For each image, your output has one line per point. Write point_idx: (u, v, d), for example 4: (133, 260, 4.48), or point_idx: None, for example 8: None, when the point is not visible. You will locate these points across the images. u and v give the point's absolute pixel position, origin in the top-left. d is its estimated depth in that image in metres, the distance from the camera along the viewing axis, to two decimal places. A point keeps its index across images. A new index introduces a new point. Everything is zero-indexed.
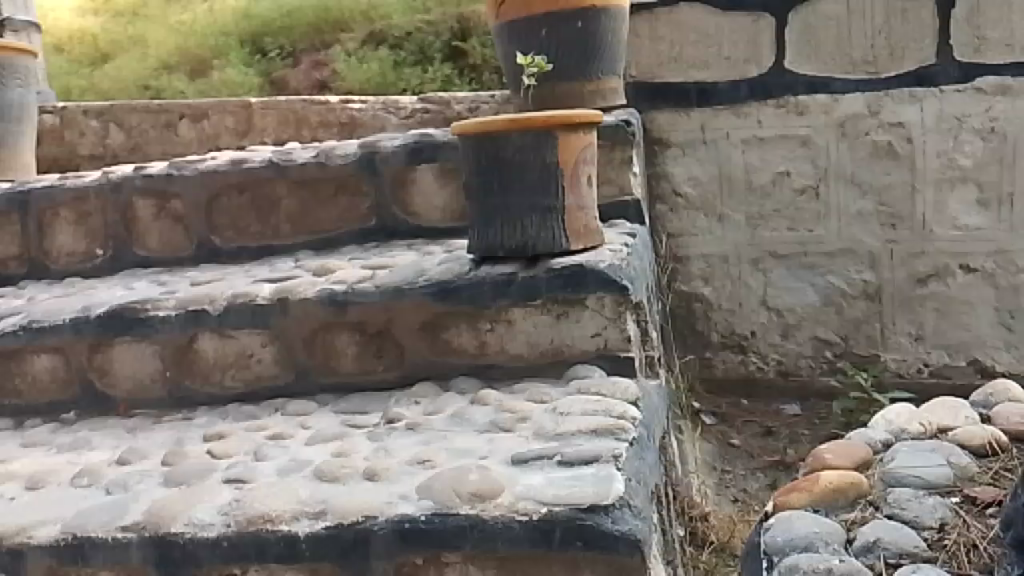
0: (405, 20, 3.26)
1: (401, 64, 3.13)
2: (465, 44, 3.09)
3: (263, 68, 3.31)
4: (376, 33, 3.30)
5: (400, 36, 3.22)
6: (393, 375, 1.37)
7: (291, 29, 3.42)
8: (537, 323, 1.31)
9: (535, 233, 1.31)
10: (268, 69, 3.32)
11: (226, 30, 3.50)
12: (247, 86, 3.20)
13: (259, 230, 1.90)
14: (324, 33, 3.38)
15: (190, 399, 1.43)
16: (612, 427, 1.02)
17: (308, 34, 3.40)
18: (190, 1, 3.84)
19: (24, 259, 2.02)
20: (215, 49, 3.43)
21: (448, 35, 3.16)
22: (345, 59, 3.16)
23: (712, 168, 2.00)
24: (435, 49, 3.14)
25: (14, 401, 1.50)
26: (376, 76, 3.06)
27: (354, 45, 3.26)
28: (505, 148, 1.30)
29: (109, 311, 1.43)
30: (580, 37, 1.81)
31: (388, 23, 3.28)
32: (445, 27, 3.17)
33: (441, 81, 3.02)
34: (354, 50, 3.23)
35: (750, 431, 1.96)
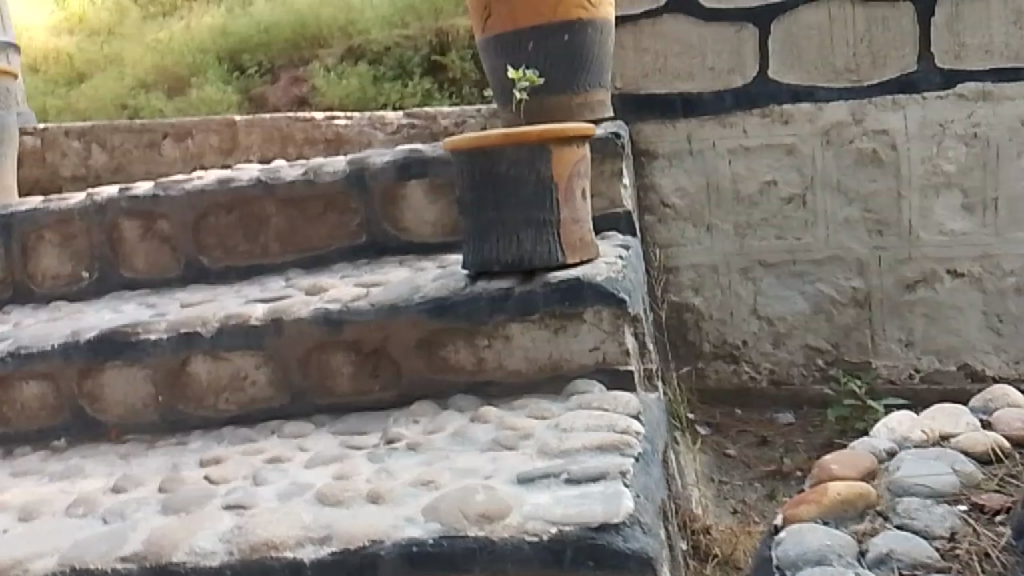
0: (383, 35, 3.25)
1: (381, 79, 3.12)
2: (445, 58, 3.08)
3: (242, 85, 3.31)
4: (354, 49, 3.29)
5: (379, 51, 3.21)
6: (390, 394, 1.36)
7: (268, 46, 3.41)
8: (535, 338, 1.30)
9: (531, 248, 1.31)
10: (247, 86, 3.32)
11: (204, 47, 3.48)
12: (226, 103, 3.19)
13: (248, 249, 1.88)
14: (302, 49, 3.39)
15: (183, 423, 1.41)
16: (617, 443, 1.02)
17: (286, 50, 3.40)
18: (166, 19, 3.82)
19: (8, 283, 1.99)
20: (192, 67, 3.42)
21: (427, 50, 3.16)
22: (325, 75, 3.16)
23: (700, 178, 2.01)
24: (415, 63, 3.13)
25: (3, 429, 1.47)
26: (355, 92, 3.06)
27: (333, 61, 3.26)
28: (498, 162, 1.29)
29: (99, 335, 1.41)
30: (567, 50, 1.80)
31: (366, 39, 3.27)
32: (424, 42, 3.16)
33: (421, 95, 3.02)
34: (333, 66, 3.23)
35: (744, 440, 1.94)
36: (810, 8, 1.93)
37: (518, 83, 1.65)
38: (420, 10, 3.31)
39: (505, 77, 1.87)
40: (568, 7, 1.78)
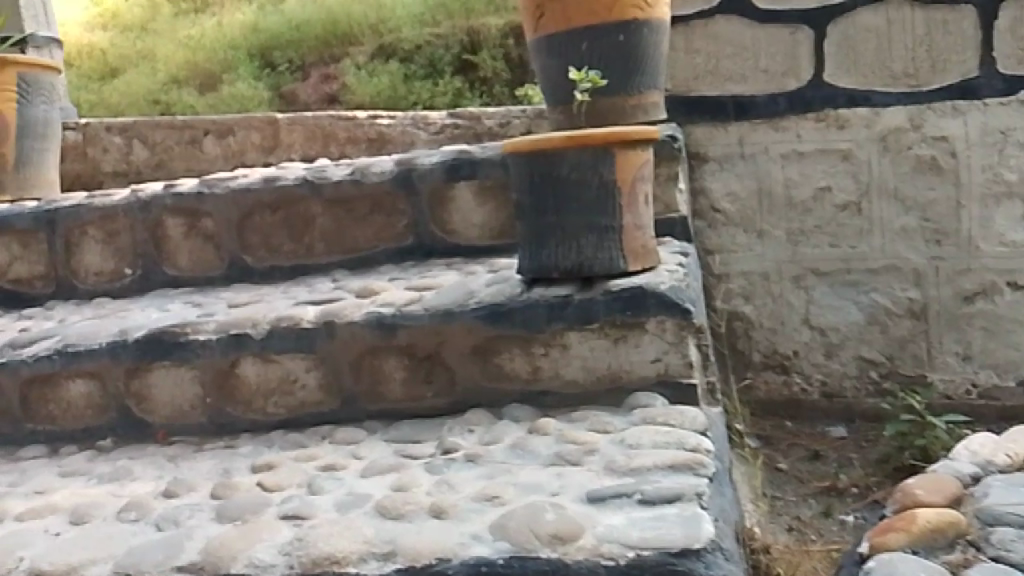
0: (414, 33, 3.21)
1: (411, 78, 3.10)
2: (476, 57, 3.05)
3: (272, 82, 3.32)
4: (384, 47, 3.26)
5: (410, 49, 3.18)
6: (443, 401, 1.32)
7: (299, 43, 3.40)
8: (594, 347, 1.25)
9: (592, 254, 1.26)
10: (278, 83, 3.33)
11: (235, 44, 3.46)
12: (258, 101, 3.20)
13: (293, 248, 1.85)
14: (332, 47, 3.37)
15: (232, 425, 1.38)
16: (690, 461, 0.98)
17: (316, 48, 3.38)
18: (199, 15, 3.81)
19: (51, 279, 1.98)
20: (224, 64, 3.41)
21: (458, 49, 3.13)
22: (356, 73, 3.14)
23: (751, 182, 1.96)
24: (445, 62, 3.11)
25: (50, 427, 1.45)
26: (386, 90, 3.05)
27: (364, 59, 3.24)
28: (560, 166, 1.24)
29: (148, 334, 1.39)
30: (621, 50, 1.76)
31: (397, 37, 3.23)
32: (455, 40, 3.14)
33: (452, 94, 3.01)
34: (363, 64, 3.20)
35: (796, 454, 1.89)
36: (868, 9, 1.86)
37: (581, 84, 1.61)
38: (451, 8, 3.27)
39: (555, 77, 1.83)
40: (624, 6, 1.74)
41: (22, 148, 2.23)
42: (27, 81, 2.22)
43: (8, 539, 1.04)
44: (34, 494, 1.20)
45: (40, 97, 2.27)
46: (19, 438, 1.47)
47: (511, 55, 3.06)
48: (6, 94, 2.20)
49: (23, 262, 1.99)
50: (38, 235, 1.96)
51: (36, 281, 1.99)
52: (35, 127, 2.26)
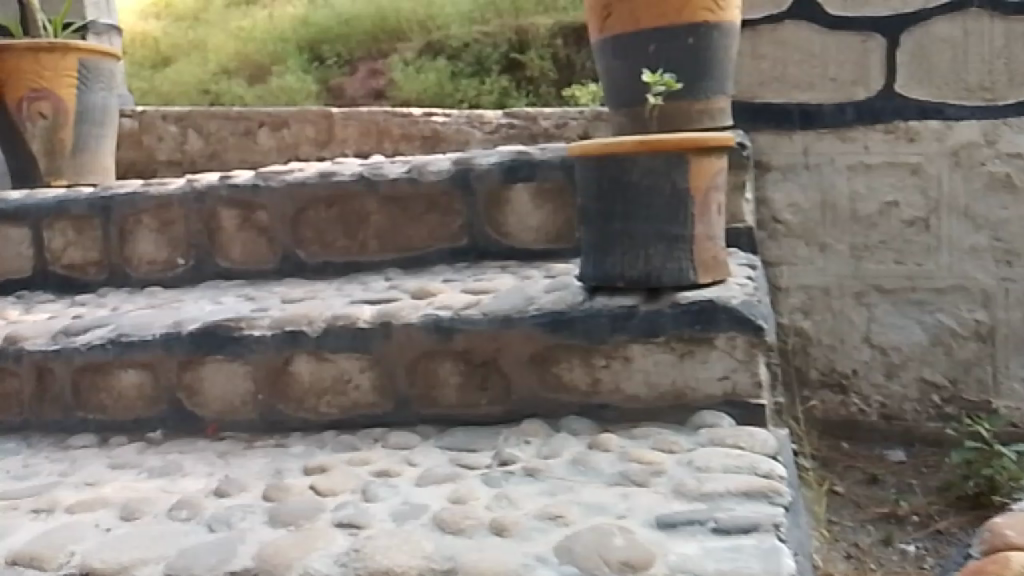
0: (462, 30, 3.20)
1: (458, 75, 3.08)
2: (524, 57, 3.03)
3: (320, 75, 3.30)
4: (432, 44, 3.23)
5: (458, 47, 3.16)
6: (497, 409, 1.28)
7: (348, 37, 3.39)
8: (658, 361, 1.21)
9: (660, 264, 1.20)
10: (325, 76, 3.31)
11: (285, 37, 3.45)
12: (305, 93, 3.19)
13: (346, 245, 1.83)
14: (381, 42, 3.35)
15: (282, 424, 1.36)
16: (766, 489, 0.93)
17: (365, 43, 3.36)
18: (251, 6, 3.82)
19: (104, 266, 1.98)
20: (273, 56, 3.41)
21: (506, 47, 3.10)
22: (402, 69, 3.12)
23: (815, 194, 1.89)
24: (493, 61, 3.08)
25: (100, 417, 1.44)
26: (432, 87, 3.03)
27: (411, 55, 3.21)
28: (630, 171, 1.19)
29: (203, 327, 1.37)
30: (689, 54, 1.70)
31: (445, 34, 3.22)
32: (503, 39, 3.11)
33: (498, 93, 2.99)
34: (411, 60, 3.19)
35: (853, 478, 1.83)
36: (945, 19, 1.80)
37: (653, 88, 1.52)
38: (500, 7, 3.25)
39: (619, 80, 1.78)
40: (695, 9, 1.69)
41: (80, 134, 2.24)
42: (88, 68, 2.24)
43: (59, 533, 1.02)
44: (84, 485, 1.18)
45: (99, 84, 2.27)
46: (69, 426, 1.46)
47: (560, 55, 3.03)
48: (68, 80, 2.21)
49: (77, 248, 1.99)
50: (94, 222, 1.96)
51: (88, 267, 1.99)
52: (94, 114, 2.26)
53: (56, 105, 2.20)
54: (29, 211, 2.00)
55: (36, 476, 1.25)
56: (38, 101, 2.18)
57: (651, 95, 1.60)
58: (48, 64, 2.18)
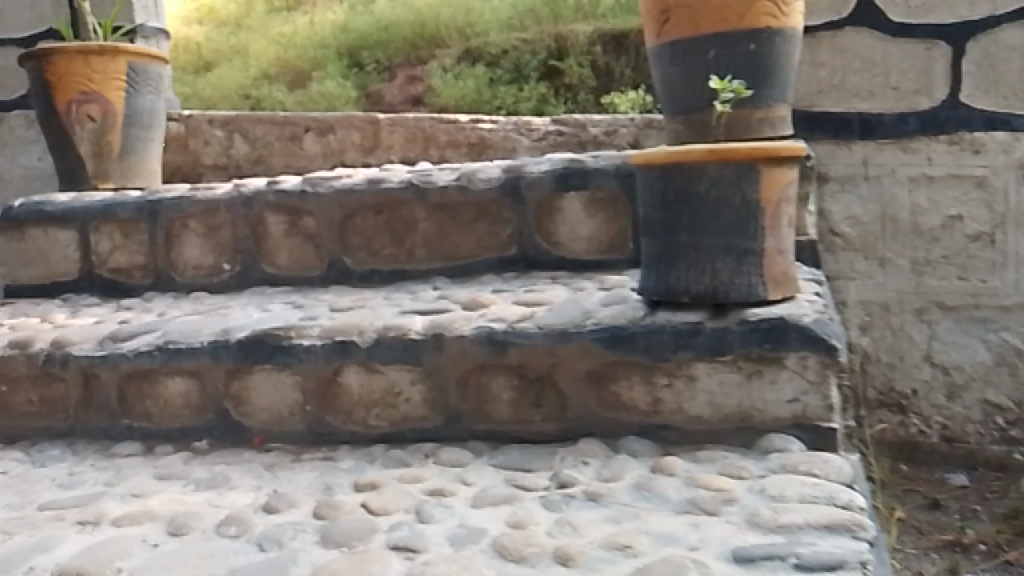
0: (501, 37, 3.16)
1: (496, 82, 3.05)
2: (563, 64, 2.98)
3: (359, 81, 3.29)
4: (471, 50, 3.20)
5: (497, 53, 3.13)
6: (551, 427, 1.23)
7: (387, 43, 3.38)
8: (724, 381, 1.15)
9: (728, 279, 1.15)
10: (364, 83, 3.30)
11: (325, 43, 3.45)
12: (344, 99, 3.18)
13: (393, 253, 1.80)
14: (420, 49, 3.35)
15: (331, 436, 1.32)
16: (848, 523, 0.88)
17: (404, 49, 3.36)
18: (291, 12, 3.81)
19: (150, 270, 1.96)
20: (314, 62, 3.41)
21: (545, 54, 3.06)
22: (442, 75, 3.10)
23: (875, 207, 1.85)
24: (532, 68, 3.05)
25: (145, 425, 1.42)
26: (471, 94, 3.01)
27: (450, 62, 3.18)
28: (698, 182, 1.14)
29: (252, 336, 1.34)
30: (751, 60, 1.65)
31: (484, 41, 3.19)
32: (542, 45, 3.07)
33: (536, 100, 2.96)
34: (450, 66, 3.15)
35: (914, 502, 1.77)
36: (1012, 27, 1.76)
37: (721, 95, 1.43)
38: (540, 14, 3.20)
39: (676, 86, 1.72)
40: (758, 14, 1.64)
41: (128, 137, 2.23)
42: (137, 71, 2.24)
43: (105, 547, 0.99)
44: (130, 497, 1.16)
45: (148, 87, 2.27)
46: (115, 433, 1.43)
47: (599, 62, 2.97)
48: (117, 83, 2.21)
49: (123, 252, 1.98)
50: (140, 226, 1.95)
51: (134, 271, 1.98)
52: (141, 117, 2.26)
53: (105, 109, 2.19)
54: (77, 214, 2.00)
55: (81, 485, 1.23)
56: (87, 104, 2.18)
57: (720, 102, 1.56)
58: (97, 68, 2.17)
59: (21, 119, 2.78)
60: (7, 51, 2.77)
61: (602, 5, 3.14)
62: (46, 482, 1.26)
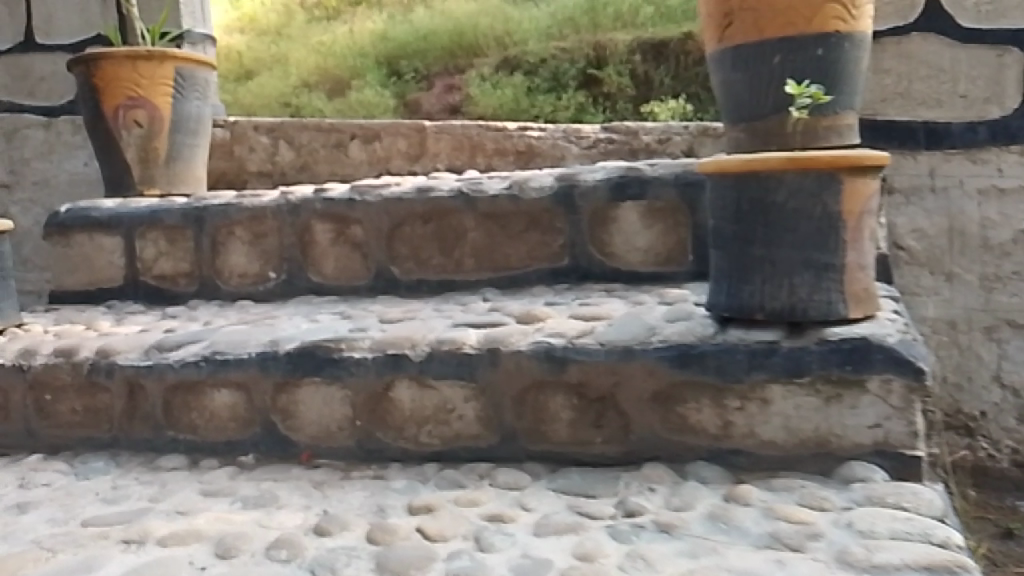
0: (539, 46, 3.15)
1: (534, 91, 3.04)
2: (602, 72, 2.97)
3: (398, 90, 3.25)
4: (509, 59, 3.18)
5: (535, 62, 3.11)
6: (614, 449, 1.17)
7: (425, 53, 3.35)
8: (800, 405, 1.09)
9: (806, 295, 1.08)
10: (403, 91, 3.25)
11: (364, 51, 3.42)
12: (383, 108, 3.15)
13: (441, 262, 1.75)
14: (458, 58, 3.31)
15: (381, 453, 1.27)
16: (949, 564, 0.81)
17: (442, 58, 3.32)
18: (331, 20, 3.75)
19: (195, 278, 1.94)
20: (353, 70, 3.38)
21: (584, 62, 3.05)
22: (480, 84, 3.08)
23: (942, 219, 1.79)
24: (570, 76, 3.04)
25: (190, 437, 1.38)
26: (509, 103, 2.98)
27: (489, 70, 3.16)
28: (775, 192, 1.07)
29: (301, 347, 1.30)
30: (819, 66, 1.59)
31: (523, 50, 3.18)
32: (581, 54, 3.05)
33: (574, 109, 2.95)
34: (488, 75, 3.13)
35: (986, 531, 1.67)
36: None
37: (798, 102, 1.34)
38: (579, 23, 3.21)
39: (737, 93, 1.66)
40: (826, 18, 1.57)
41: (175, 143, 2.22)
42: (184, 76, 2.22)
43: (151, 569, 0.95)
44: (176, 514, 1.12)
45: (194, 93, 2.25)
46: (160, 446, 1.40)
47: (638, 71, 2.94)
48: (164, 88, 2.19)
49: (168, 259, 1.95)
50: (186, 232, 1.93)
51: (179, 278, 1.95)
52: (188, 123, 2.24)
53: (152, 114, 2.17)
54: (122, 220, 1.98)
55: (126, 500, 1.19)
56: (134, 109, 2.16)
57: (796, 109, 1.45)
58: (145, 73, 2.16)
59: (68, 125, 2.79)
60: (55, 57, 2.78)
61: (642, 14, 3.12)
62: (91, 496, 1.22)
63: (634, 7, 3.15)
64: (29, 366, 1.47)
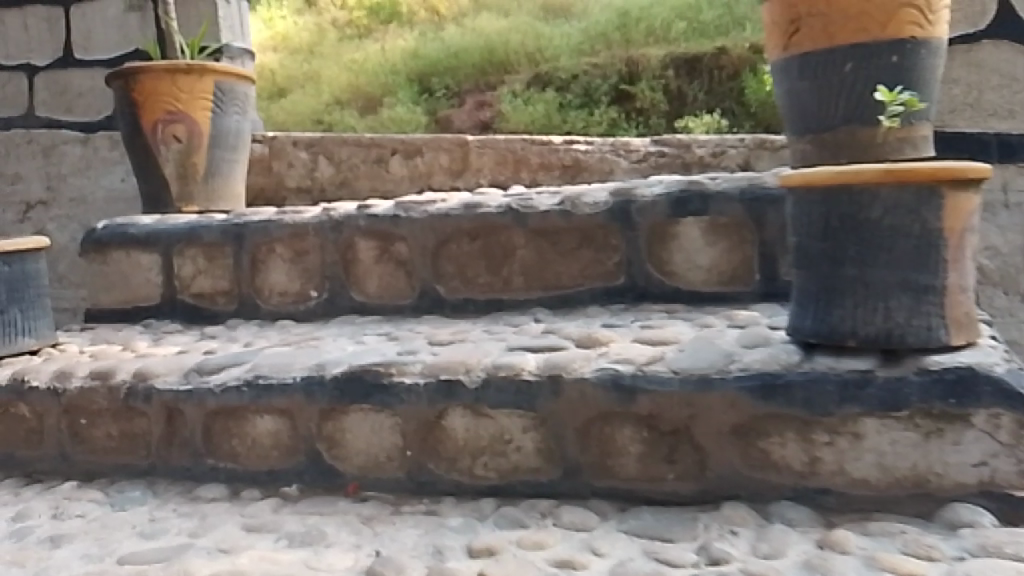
0: (571, 62, 3.13)
1: (566, 107, 3.01)
2: (634, 87, 2.99)
3: (429, 107, 3.19)
4: (541, 76, 3.13)
5: (566, 78, 3.08)
6: (688, 487, 1.08)
7: (456, 70, 3.26)
8: (895, 440, 0.99)
9: (903, 320, 0.99)
10: (434, 109, 3.20)
11: (395, 68, 3.33)
12: (414, 124, 3.08)
13: (489, 281, 1.67)
14: (489, 75, 3.24)
15: (432, 486, 1.19)
16: None
17: (473, 75, 3.25)
18: (360, 38, 3.56)
19: (234, 296, 1.88)
20: (385, 88, 3.29)
21: (616, 78, 3.04)
22: (511, 100, 3.01)
23: (1018, 237, 1.73)
24: (601, 92, 3.02)
25: (231, 466, 1.31)
26: (541, 118, 2.94)
27: (519, 87, 3.10)
28: (870, 207, 0.99)
29: (348, 372, 1.22)
30: (893, 73, 1.50)
31: (554, 66, 3.14)
32: (613, 70, 3.05)
33: (607, 124, 2.94)
34: (520, 91, 3.07)
35: None
36: None
37: (891, 108, 1.23)
38: (610, 38, 3.21)
39: (802, 103, 1.57)
40: (902, 22, 1.48)
41: (213, 158, 2.17)
42: (224, 90, 2.17)
43: None
44: (217, 552, 1.04)
45: (234, 107, 2.20)
46: (199, 474, 1.33)
47: (671, 86, 2.97)
48: (203, 102, 2.14)
49: (207, 277, 1.89)
50: (225, 249, 1.87)
51: (217, 296, 1.89)
52: (228, 138, 2.19)
53: (191, 128, 2.13)
54: (160, 237, 1.92)
55: (165, 535, 1.12)
56: (173, 124, 2.11)
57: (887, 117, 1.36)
58: (184, 86, 2.11)
59: (106, 141, 2.76)
60: (94, 72, 2.76)
61: (675, 29, 3.12)
62: (127, 529, 1.15)
63: (666, 22, 3.16)
64: (64, 390, 1.41)
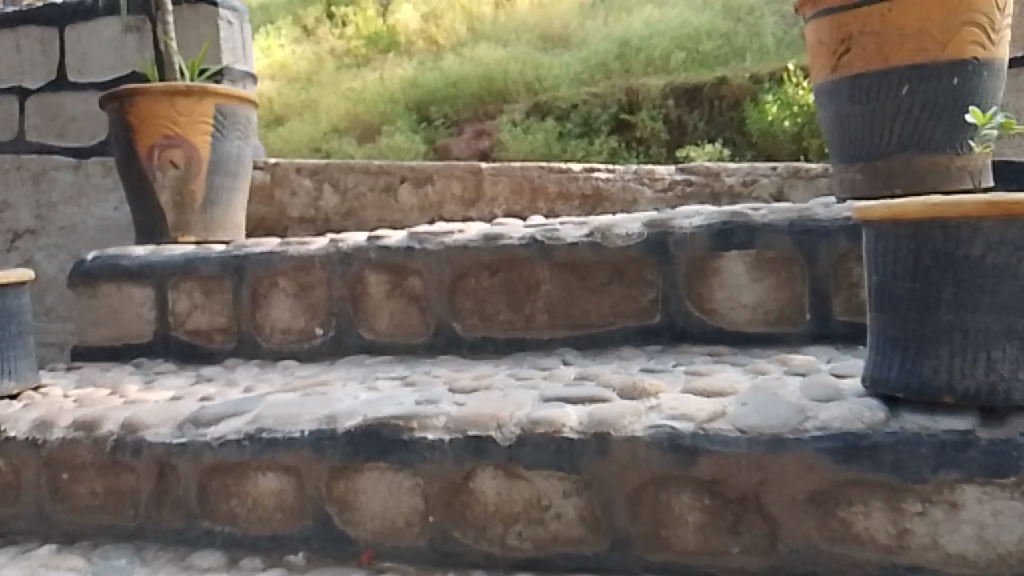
0: (570, 91, 3.03)
1: (566, 136, 2.90)
2: (635, 117, 2.90)
3: (426, 136, 3.06)
4: (540, 105, 3.03)
5: (566, 108, 2.98)
6: (755, 563, 0.94)
7: (455, 98, 3.14)
8: (1001, 511, 0.85)
9: (1009, 372, 0.86)
10: (432, 138, 3.07)
11: (394, 96, 3.19)
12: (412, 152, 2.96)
13: (510, 318, 1.53)
14: (487, 104, 3.12)
15: (458, 557, 1.05)
16: None
17: (472, 104, 3.13)
18: (359, 66, 3.44)
19: (233, 334, 1.74)
20: (383, 116, 3.15)
21: (616, 107, 2.96)
22: (511, 129, 2.90)
23: None
24: (602, 121, 2.93)
25: (229, 529, 1.17)
26: (541, 147, 2.84)
27: (520, 116, 2.99)
28: (970, 244, 0.87)
29: (363, 426, 1.08)
30: (954, 97, 1.38)
31: (554, 95, 3.04)
32: (613, 99, 2.96)
33: (607, 153, 2.84)
34: (519, 120, 2.96)
35: None
36: None
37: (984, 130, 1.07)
38: (611, 68, 3.10)
39: (851, 128, 1.45)
40: (963, 43, 1.37)
41: (213, 186, 2.04)
42: (225, 114, 2.04)
43: None
44: None
45: (236, 132, 2.08)
46: (193, 538, 1.19)
47: (672, 116, 2.91)
48: (202, 127, 2.01)
49: (204, 312, 1.76)
50: (224, 283, 1.73)
51: (213, 334, 1.76)
52: (228, 165, 2.07)
53: (190, 154, 2.00)
54: (154, 270, 1.79)
55: None
56: (170, 149, 1.99)
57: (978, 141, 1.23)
58: (184, 109, 1.99)
59: (99, 168, 2.63)
60: (88, 95, 2.64)
61: (674, 60, 3.05)
62: None
63: (665, 53, 3.09)
64: (44, 440, 1.27)
